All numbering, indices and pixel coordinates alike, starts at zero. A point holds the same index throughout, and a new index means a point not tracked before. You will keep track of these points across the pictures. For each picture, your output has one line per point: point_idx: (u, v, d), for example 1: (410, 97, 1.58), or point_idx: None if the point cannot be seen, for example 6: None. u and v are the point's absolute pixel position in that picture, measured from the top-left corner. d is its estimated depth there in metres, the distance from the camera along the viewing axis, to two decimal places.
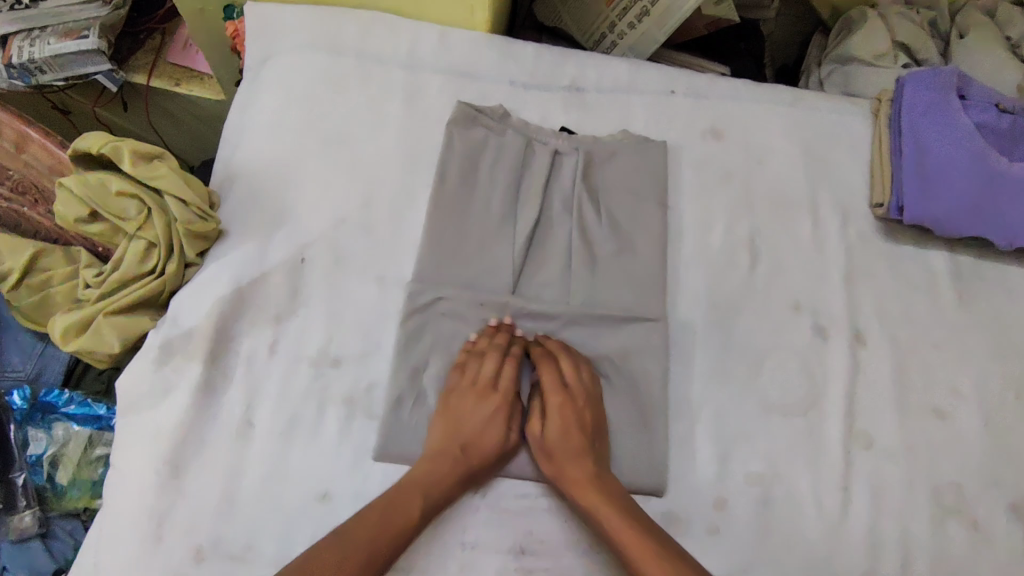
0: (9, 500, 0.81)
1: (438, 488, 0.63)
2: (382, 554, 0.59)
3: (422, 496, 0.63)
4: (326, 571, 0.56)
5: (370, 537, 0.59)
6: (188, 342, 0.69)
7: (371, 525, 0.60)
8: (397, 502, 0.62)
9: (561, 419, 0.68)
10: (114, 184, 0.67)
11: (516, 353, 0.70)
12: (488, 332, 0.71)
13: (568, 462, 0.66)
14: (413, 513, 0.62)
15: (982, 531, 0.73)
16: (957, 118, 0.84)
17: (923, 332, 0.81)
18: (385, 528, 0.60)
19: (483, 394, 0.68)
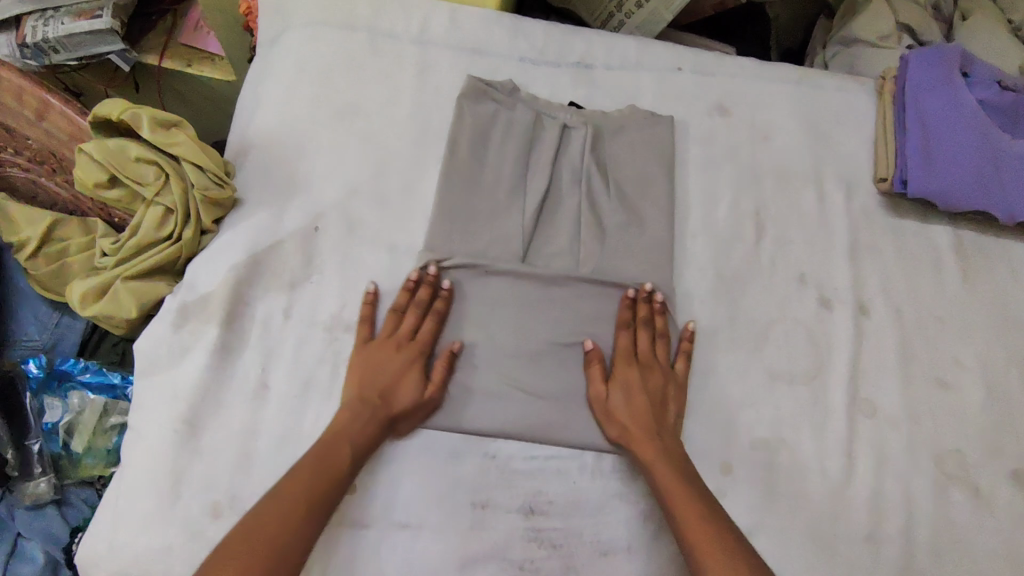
0: (25, 466, 0.82)
1: (358, 438, 0.64)
2: (313, 509, 0.59)
3: (344, 447, 0.63)
4: (260, 535, 0.56)
5: (296, 491, 0.59)
6: (204, 306, 0.71)
7: (299, 480, 0.60)
8: (319, 455, 0.62)
9: (632, 383, 0.70)
10: (132, 149, 0.69)
11: (438, 308, 0.71)
12: (406, 288, 0.72)
13: (631, 418, 0.68)
14: (337, 466, 0.62)
15: (984, 497, 0.74)
16: (960, 95, 0.86)
17: (927, 304, 0.82)
18: (309, 481, 0.60)
19: (396, 347, 0.69)
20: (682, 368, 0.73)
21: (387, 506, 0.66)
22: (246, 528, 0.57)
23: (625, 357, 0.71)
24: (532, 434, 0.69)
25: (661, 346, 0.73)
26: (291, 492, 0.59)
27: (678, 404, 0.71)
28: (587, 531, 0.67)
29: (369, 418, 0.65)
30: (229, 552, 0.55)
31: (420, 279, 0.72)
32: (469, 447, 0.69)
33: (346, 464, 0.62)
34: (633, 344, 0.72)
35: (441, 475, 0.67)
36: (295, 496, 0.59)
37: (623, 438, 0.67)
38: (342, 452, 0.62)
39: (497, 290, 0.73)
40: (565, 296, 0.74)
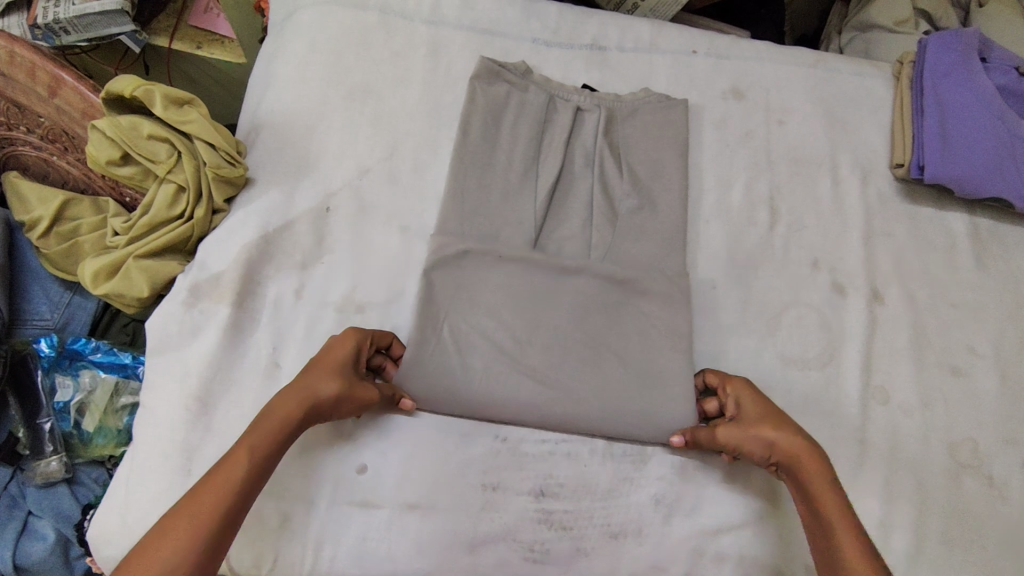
0: (36, 445, 0.82)
1: (250, 456, 0.57)
2: (193, 556, 0.51)
3: (233, 474, 0.56)
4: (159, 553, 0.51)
5: (173, 531, 0.52)
6: (216, 286, 0.71)
7: (179, 519, 0.53)
8: (199, 490, 0.55)
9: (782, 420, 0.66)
10: (145, 127, 0.68)
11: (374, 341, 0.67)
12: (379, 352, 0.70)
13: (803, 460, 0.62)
14: (220, 495, 0.54)
15: (995, 485, 0.73)
16: (978, 80, 0.84)
17: (941, 291, 0.82)
18: (191, 519, 0.53)
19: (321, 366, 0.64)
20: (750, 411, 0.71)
21: (397, 486, 0.65)
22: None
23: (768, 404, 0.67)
24: (543, 416, 0.69)
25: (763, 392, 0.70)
26: (169, 537, 0.51)
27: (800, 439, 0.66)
28: (597, 514, 0.67)
29: (263, 435, 0.58)
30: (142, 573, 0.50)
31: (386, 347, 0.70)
32: (480, 430, 0.68)
33: (233, 490, 0.55)
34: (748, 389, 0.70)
35: (452, 457, 0.67)
36: (175, 535, 0.52)
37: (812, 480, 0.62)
38: (231, 476, 0.55)
39: (509, 272, 0.73)
40: (576, 281, 0.74)
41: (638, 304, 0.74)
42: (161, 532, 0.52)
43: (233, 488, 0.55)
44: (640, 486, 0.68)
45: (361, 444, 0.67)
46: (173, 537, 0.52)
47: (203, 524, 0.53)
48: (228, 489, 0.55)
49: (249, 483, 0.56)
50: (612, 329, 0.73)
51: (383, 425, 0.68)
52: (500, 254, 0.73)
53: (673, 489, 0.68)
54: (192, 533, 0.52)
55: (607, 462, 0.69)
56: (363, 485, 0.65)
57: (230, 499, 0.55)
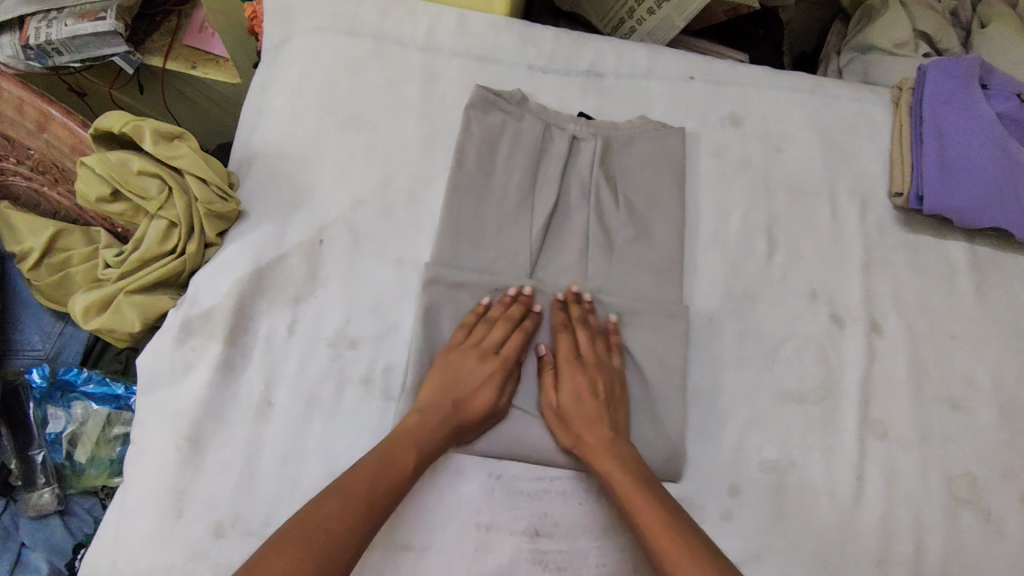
0: (28, 477, 0.81)
1: (409, 456, 0.61)
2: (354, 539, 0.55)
3: (398, 473, 0.60)
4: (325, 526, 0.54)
5: (333, 516, 0.55)
6: (208, 322, 0.70)
7: (332, 506, 0.56)
8: (349, 479, 0.58)
9: (581, 387, 0.67)
10: (135, 163, 0.67)
11: (526, 327, 0.71)
12: (505, 301, 0.71)
13: (586, 427, 0.66)
14: (391, 484, 0.59)
15: (995, 522, 0.72)
16: (979, 108, 0.84)
17: (939, 322, 0.81)
18: (345, 506, 0.56)
19: (483, 356, 0.68)
20: (620, 364, 0.71)
21: (390, 526, 0.65)
22: (271, 559, 0.52)
23: (568, 359, 0.69)
24: (538, 454, 0.68)
25: (603, 342, 0.71)
26: (332, 525, 0.55)
27: (626, 406, 0.69)
28: (593, 555, 0.66)
29: (428, 438, 0.63)
30: (289, 544, 0.53)
31: (516, 296, 0.72)
32: (474, 468, 0.67)
33: (395, 487, 0.59)
34: (574, 347, 0.70)
35: (445, 496, 0.66)
36: (334, 523, 0.55)
37: (577, 446, 0.66)
38: (397, 474, 0.60)
39: (504, 304, 0.72)
40: (570, 313, 0.73)
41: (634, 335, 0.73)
42: (314, 519, 0.55)
43: (396, 488, 0.59)
44: None
45: None
46: (336, 527, 0.55)
47: (368, 513, 0.57)
48: (383, 485, 0.59)
49: (406, 482, 0.60)
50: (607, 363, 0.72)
51: None
52: (495, 288, 0.72)
53: None
54: (350, 522, 0.55)
55: (603, 500, 0.68)
56: None
57: (395, 489, 0.59)
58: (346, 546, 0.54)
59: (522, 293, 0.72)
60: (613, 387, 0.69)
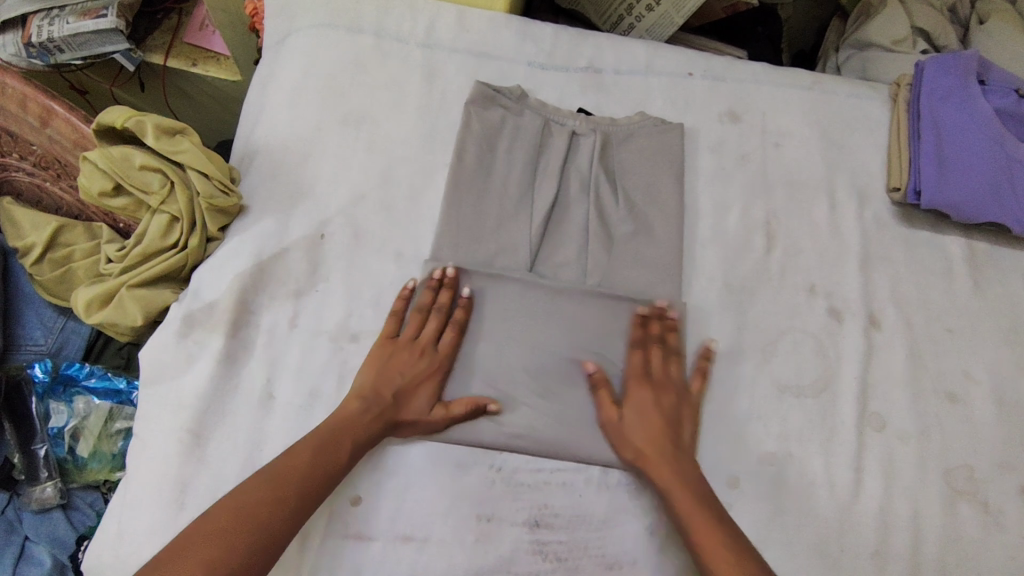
0: (32, 471, 0.82)
1: (342, 448, 0.62)
2: (282, 521, 0.58)
3: (334, 460, 0.62)
4: (250, 513, 0.57)
5: (254, 504, 0.58)
6: (210, 315, 0.70)
7: (261, 496, 0.58)
8: (280, 469, 0.60)
9: (646, 405, 0.68)
10: (137, 158, 0.68)
11: (457, 315, 0.71)
12: (430, 288, 0.71)
13: (648, 442, 0.66)
14: (325, 468, 0.61)
15: (992, 514, 0.73)
16: (977, 104, 0.84)
17: (937, 316, 0.81)
18: (272, 496, 0.58)
19: (420, 351, 0.69)
20: (696, 389, 0.71)
21: (392, 518, 0.65)
22: (189, 546, 0.55)
23: (638, 377, 0.70)
24: (538, 445, 0.68)
25: (675, 362, 0.71)
26: (259, 514, 0.57)
27: (693, 422, 0.70)
28: (593, 545, 0.66)
29: (364, 425, 0.64)
30: (211, 530, 0.56)
31: (442, 280, 0.72)
32: (475, 460, 0.68)
33: (328, 473, 0.61)
34: (645, 365, 0.71)
35: (447, 488, 0.66)
36: (264, 513, 0.57)
37: (638, 461, 0.66)
38: (331, 461, 0.62)
39: (505, 299, 0.73)
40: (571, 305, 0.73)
41: (633, 330, 0.73)
42: (242, 507, 0.57)
43: (328, 471, 0.61)
44: (634, 516, 0.68)
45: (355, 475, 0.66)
46: (264, 517, 0.57)
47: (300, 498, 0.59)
48: (315, 475, 0.60)
49: (340, 472, 0.62)
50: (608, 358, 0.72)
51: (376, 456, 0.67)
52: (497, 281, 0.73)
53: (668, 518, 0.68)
54: (279, 511, 0.58)
55: (603, 492, 0.68)
56: (358, 517, 0.65)
57: (329, 474, 0.61)
58: (272, 536, 0.57)
59: (446, 276, 0.72)
60: (680, 405, 0.70)
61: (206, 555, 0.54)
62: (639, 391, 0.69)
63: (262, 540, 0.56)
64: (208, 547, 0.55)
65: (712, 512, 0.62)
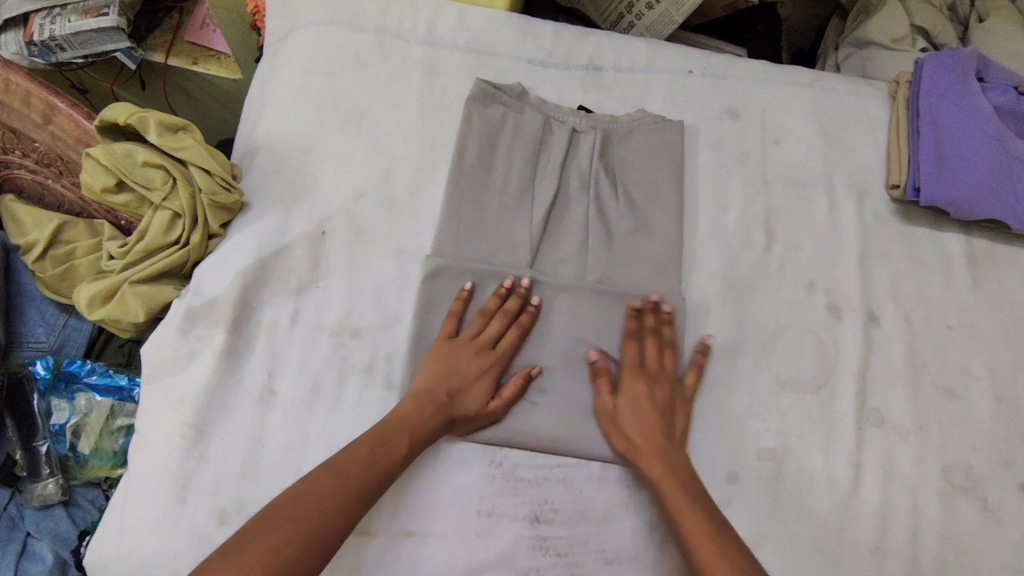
0: (33, 468, 0.82)
1: (401, 444, 0.62)
2: (343, 512, 0.57)
3: (392, 455, 0.62)
4: (313, 503, 0.56)
5: (321, 495, 0.57)
6: (211, 312, 0.70)
7: (324, 487, 0.57)
8: (341, 462, 0.60)
9: (640, 394, 0.69)
10: (139, 153, 0.68)
11: (523, 320, 0.71)
12: (498, 293, 0.72)
13: (641, 433, 0.67)
14: (384, 464, 0.61)
15: (991, 509, 0.73)
16: (975, 101, 0.84)
17: (936, 313, 0.82)
18: (336, 489, 0.58)
19: (478, 351, 0.69)
20: (690, 382, 0.72)
21: (392, 513, 0.65)
22: (255, 535, 0.53)
23: (633, 369, 0.70)
24: (538, 441, 0.68)
25: (671, 354, 0.72)
26: (322, 506, 0.56)
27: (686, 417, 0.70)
28: (592, 541, 0.66)
29: (424, 422, 0.64)
30: (272, 521, 0.54)
31: (511, 288, 0.72)
32: (476, 456, 0.68)
33: (386, 467, 0.61)
34: (639, 357, 0.71)
35: (447, 483, 0.67)
36: (321, 501, 0.56)
37: (630, 451, 0.67)
38: (390, 456, 0.62)
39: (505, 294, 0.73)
40: (570, 300, 0.73)
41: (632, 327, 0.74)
42: (307, 497, 0.56)
43: (386, 466, 0.61)
44: (634, 512, 0.68)
45: None
46: (326, 509, 0.56)
47: (360, 490, 0.59)
48: (372, 468, 0.60)
49: (397, 468, 0.62)
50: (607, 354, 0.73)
51: None
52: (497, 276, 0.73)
53: None
54: (338, 503, 0.57)
55: (602, 488, 0.68)
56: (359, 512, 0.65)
57: (386, 469, 0.61)
58: (332, 528, 0.56)
59: (518, 285, 0.72)
60: (674, 398, 0.70)
61: (270, 540, 0.53)
62: (631, 379, 0.70)
63: (323, 531, 0.55)
64: (275, 536, 0.53)
65: (697, 501, 0.62)
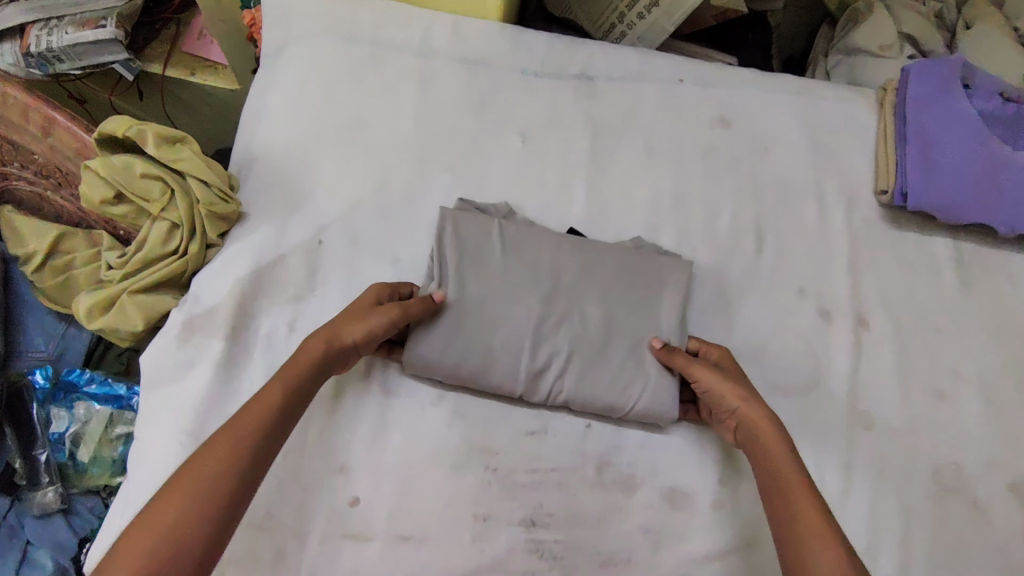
0: (32, 477, 0.84)
1: (269, 400, 0.60)
2: (227, 475, 0.55)
3: (265, 407, 0.60)
4: (194, 477, 0.54)
5: (202, 470, 0.55)
6: (210, 320, 0.71)
7: (199, 461, 0.55)
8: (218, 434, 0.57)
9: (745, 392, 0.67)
10: (138, 166, 0.70)
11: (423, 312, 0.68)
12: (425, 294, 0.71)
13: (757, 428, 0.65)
14: (260, 419, 0.59)
15: (980, 510, 0.74)
16: (961, 107, 0.85)
17: (924, 315, 0.83)
18: (226, 453, 0.56)
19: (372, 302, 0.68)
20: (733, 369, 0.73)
21: (389, 518, 0.66)
22: (143, 525, 0.52)
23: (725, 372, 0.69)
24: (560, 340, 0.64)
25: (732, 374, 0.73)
26: (194, 478, 0.54)
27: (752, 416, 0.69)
28: (587, 544, 0.67)
29: (295, 374, 0.62)
30: (160, 505, 0.53)
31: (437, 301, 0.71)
32: (472, 460, 0.68)
33: (265, 418, 0.59)
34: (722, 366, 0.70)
35: (444, 488, 0.67)
36: (201, 474, 0.54)
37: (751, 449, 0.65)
38: (262, 410, 0.59)
39: (517, 278, 0.72)
40: (584, 282, 0.73)
41: (640, 320, 0.73)
42: (191, 465, 0.55)
43: (260, 420, 0.59)
44: (629, 514, 0.69)
45: (353, 476, 0.67)
46: (202, 483, 0.54)
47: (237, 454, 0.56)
48: (253, 429, 0.58)
49: (276, 422, 0.60)
50: (615, 345, 0.71)
51: (375, 458, 0.68)
52: (514, 258, 0.73)
53: (661, 517, 0.69)
54: (224, 465, 0.55)
55: (597, 491, 0.69)
56: (356, 517, 0.66)
57: (267, 421, 0.59)
58: (215, 494, 0.54)
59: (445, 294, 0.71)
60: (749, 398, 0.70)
61: (155, 523, 0.51)
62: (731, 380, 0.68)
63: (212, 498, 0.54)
64: (161, 519, 0.52)
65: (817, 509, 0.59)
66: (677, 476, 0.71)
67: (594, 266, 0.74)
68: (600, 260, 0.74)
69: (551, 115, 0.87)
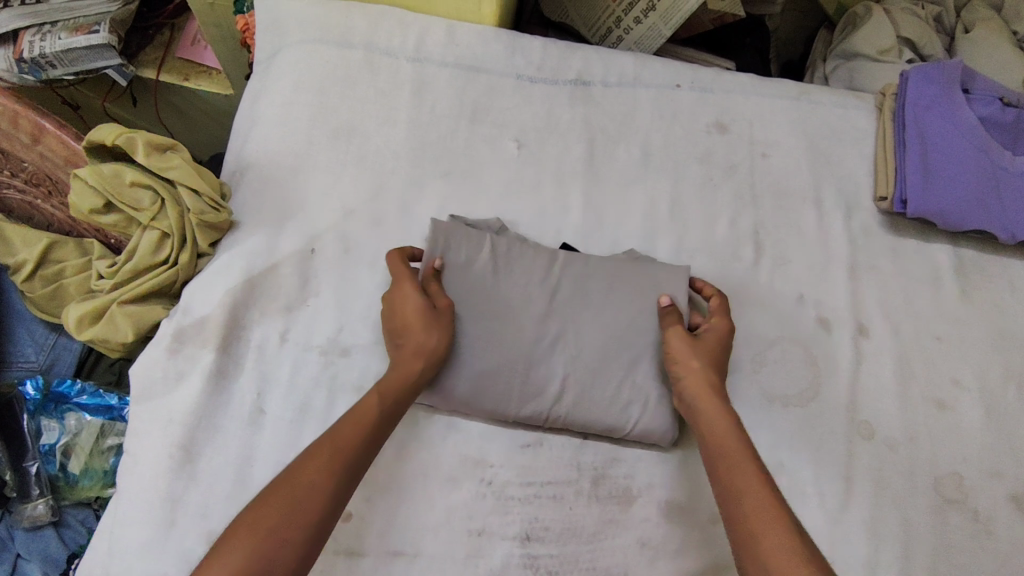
0: (23, 488, 0.81)
1: (372, 409, 0.61)
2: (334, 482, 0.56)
3: (368, 415, 0.61)
4: (301, 480, 0.55)
5: (307, 473, 0.55)
6: (200, 331, 0.70)
7: (306, 463, 0.56)
8: (326, 439, 0.58)
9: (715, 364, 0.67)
10: (127, 174, 0.69)
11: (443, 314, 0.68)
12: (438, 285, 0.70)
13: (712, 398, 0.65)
14: (364, 427, 0.60)
15: (981, 521, 0.73)
16: (960, 113, 0.85)
17: (924, 323, 0.82)
18: (328, 459, 0.57)
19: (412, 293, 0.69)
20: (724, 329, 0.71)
21: (382, 532, 0.65)
22: (249, 521, 0.52)
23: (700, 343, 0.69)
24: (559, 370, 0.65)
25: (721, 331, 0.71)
26: (302, 483, 0.55)
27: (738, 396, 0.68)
28: (583, 558, 0.66)
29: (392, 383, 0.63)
30: (264, 503, 0.53)
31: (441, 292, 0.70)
32: (466, 473, 0.68)
33: (367, 424, 0.60)
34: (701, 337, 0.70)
35: (438, 502, 0.66)
36: (308, 478, 0.55)
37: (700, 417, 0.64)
38: (366, 419, 0.60)
39: (509, 298, 0.71)
40: (582, 294, 0.72)
41: (641, 333, 0.71)
42: (295, 476, 0.55)
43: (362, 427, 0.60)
44: (625, 528, 0.68)
45: None
46: (306, 487, 0.55)
47: (337, 459, 0.57)
48: (350, 446, 0.58)
49: (378, 431, 0.60)
50: (613, 365, 0.70)
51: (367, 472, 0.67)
52: (506, 273, 0.72)
53: (658, 531, 0.68)
54: (326, 472, 0.56)
55: (593, 504, 0.68)
56: (348, 532, 0.65)
57: (370, 432, 0.60)
58: (321, 500, 0.54)
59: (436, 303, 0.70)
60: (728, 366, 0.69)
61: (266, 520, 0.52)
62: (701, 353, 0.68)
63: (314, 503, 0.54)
64: (271, 516, 0.52)
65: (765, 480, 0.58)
66: (674, 488, 0.70)
67: (591, 280, 0.72)
68: (597, 273, 0.73)
69: (547, 121, 0.86)
